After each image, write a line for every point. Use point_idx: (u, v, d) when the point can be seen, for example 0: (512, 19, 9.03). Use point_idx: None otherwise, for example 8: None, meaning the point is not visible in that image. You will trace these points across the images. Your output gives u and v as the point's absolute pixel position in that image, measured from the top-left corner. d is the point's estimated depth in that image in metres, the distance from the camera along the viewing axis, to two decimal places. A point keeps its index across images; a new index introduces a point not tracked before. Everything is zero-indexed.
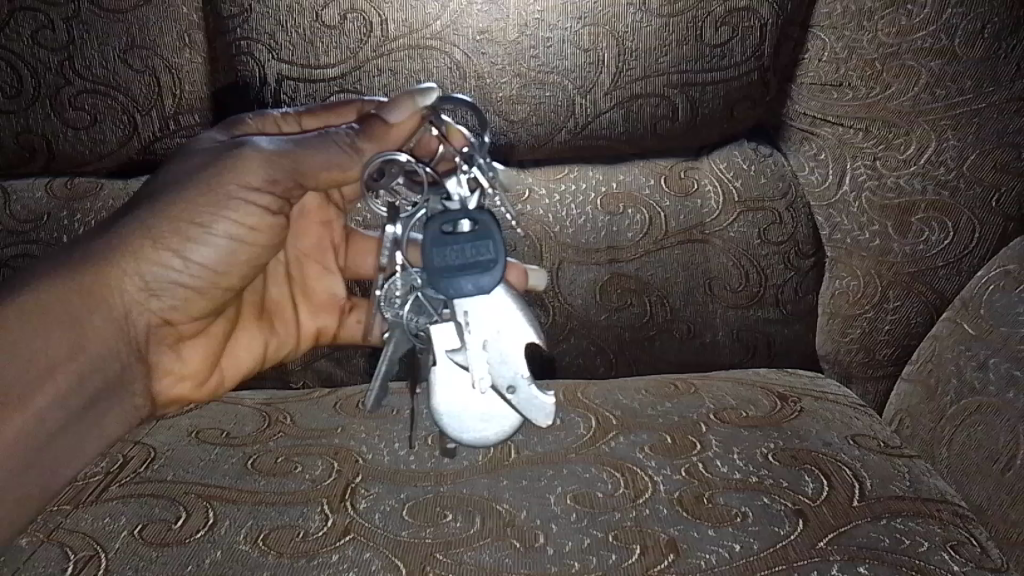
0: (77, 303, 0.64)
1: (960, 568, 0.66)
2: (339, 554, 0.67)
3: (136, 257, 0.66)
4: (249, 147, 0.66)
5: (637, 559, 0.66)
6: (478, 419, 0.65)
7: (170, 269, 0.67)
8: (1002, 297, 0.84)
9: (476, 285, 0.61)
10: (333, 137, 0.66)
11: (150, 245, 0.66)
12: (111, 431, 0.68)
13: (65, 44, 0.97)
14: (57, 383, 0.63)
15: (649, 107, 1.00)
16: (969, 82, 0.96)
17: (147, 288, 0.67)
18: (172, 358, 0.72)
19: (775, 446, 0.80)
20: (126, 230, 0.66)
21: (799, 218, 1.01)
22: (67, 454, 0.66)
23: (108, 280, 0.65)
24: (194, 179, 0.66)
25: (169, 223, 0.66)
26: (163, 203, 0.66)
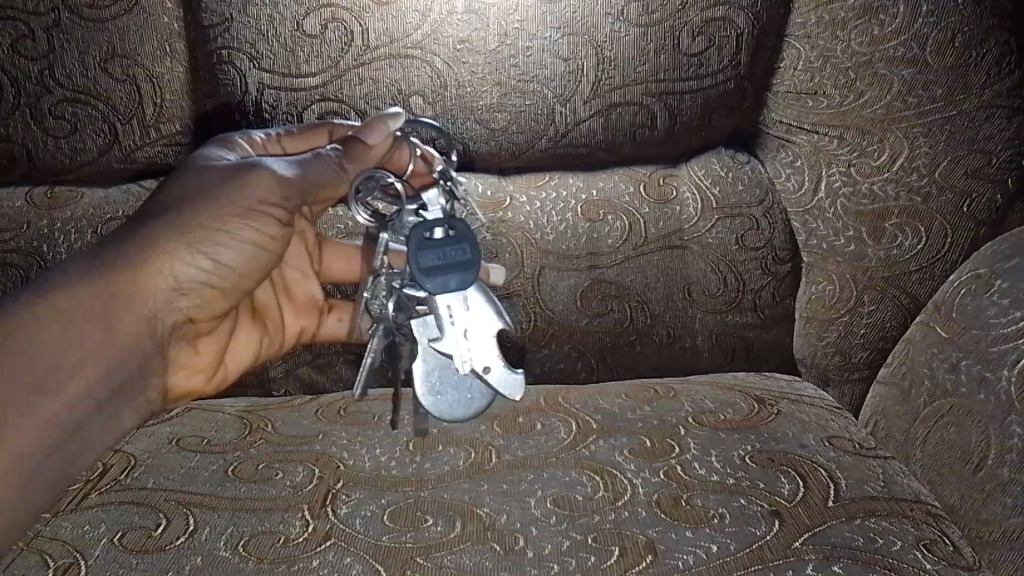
0: (96, 304, 0.61)
1: (932, 567, 0.67)
2: (319, 559, 0.67)
3: (160, 256, 0.64)
4: (260, 167, 0.66)
5: (616, 560, 0.67)
6: (457, 402, 0.67)
7: (198, 272, 0.66)
8: (973, 300, 0.85)
9: (459, 282, 0.63)
10: (324, 158, 0.69)
11: (178, 246, 0.64)
12: (127, 424, 0.67)
13: (45, 53, 0.98)
14: (70, 391, 0.61)
15: (628, 116, 1.02)
16: (940, 91, 0.98)
17: (177, 288, 0.66)
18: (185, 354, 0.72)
19: (753, 448, 0.81)
20: (160, 228, 0.64)
21: (776, 224, 1.03)
22: (86, 447, 0.63)
23: (130, 280, 0.63)
24: (218, 193, 0.65)
25: (202, 227, 0.65)
26: (189, 213, 0.65)
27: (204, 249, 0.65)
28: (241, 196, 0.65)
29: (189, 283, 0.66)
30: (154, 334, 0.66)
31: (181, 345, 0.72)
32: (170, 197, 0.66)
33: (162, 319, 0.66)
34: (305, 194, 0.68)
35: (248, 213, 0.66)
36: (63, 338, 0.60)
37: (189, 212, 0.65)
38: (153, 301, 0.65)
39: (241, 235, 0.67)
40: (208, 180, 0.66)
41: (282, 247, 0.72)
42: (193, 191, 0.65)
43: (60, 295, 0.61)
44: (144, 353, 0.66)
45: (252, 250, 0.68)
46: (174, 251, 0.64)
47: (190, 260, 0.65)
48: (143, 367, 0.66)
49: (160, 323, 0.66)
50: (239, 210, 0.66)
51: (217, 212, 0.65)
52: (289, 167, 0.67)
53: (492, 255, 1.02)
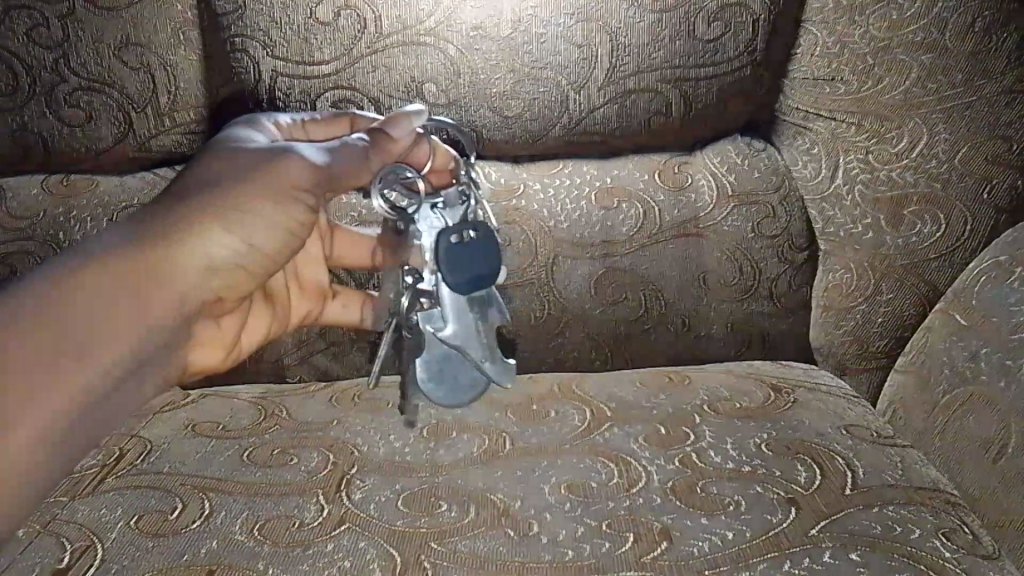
0: (139, 280, 0.58)
1: (952, 555, 0.66)
2: (334, 544, 0.67)
3: (199, 237, 0.61)
4: (293, 154, 0.64)
5: (631, 546, 0.66)
6: (452, 390, 0.67)
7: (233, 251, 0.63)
8: (993, 288, 0.84)
9: (476, 284, 0.63)
10: (353, 149, 0.67)
11: (218, 228, 0.62)
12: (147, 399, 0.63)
13: (60, 41, 0.98)
14: (109, 370, 0.57)
15: (643, 103, 1.01)
16: (960, 76, 0.96)
17: (210, 266, 0.63)
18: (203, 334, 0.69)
19: (768, 436, 0.81)
20: (200, 202, 0.61)
21: (793, 211, 1.03)
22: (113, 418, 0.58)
23: (170, 259, 0.60)
24: (255, 175, 0.63)
25: (241, 205, 0.62)
26: (228, 191, 0.62)
27: (238, 225, 0.63)
28: (276, 178, 0.63)
29: (219, 263, 0.64)
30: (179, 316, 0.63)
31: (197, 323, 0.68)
32: (203, 172, 0.62)
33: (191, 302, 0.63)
34: (331, 179, 0.66)
35: (281, 198, 0.64)
36: (107, 312, 0.56)
37: (229, 189, 0.62)
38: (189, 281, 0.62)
39: (272, 215, 0.64)
40: (245, 158, 0.63)
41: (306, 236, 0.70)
42: (230, 168, 0.63)
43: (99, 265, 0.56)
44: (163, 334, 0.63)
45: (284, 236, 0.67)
46: (216, 231, 0.62)
47: (227, 237, 0.63)
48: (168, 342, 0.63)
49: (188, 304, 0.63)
50: (272, 191, 0.63)
51: (255, 193, 0.63)
52: (321, 153, 0.65)
53: (506, 243, 1.02)
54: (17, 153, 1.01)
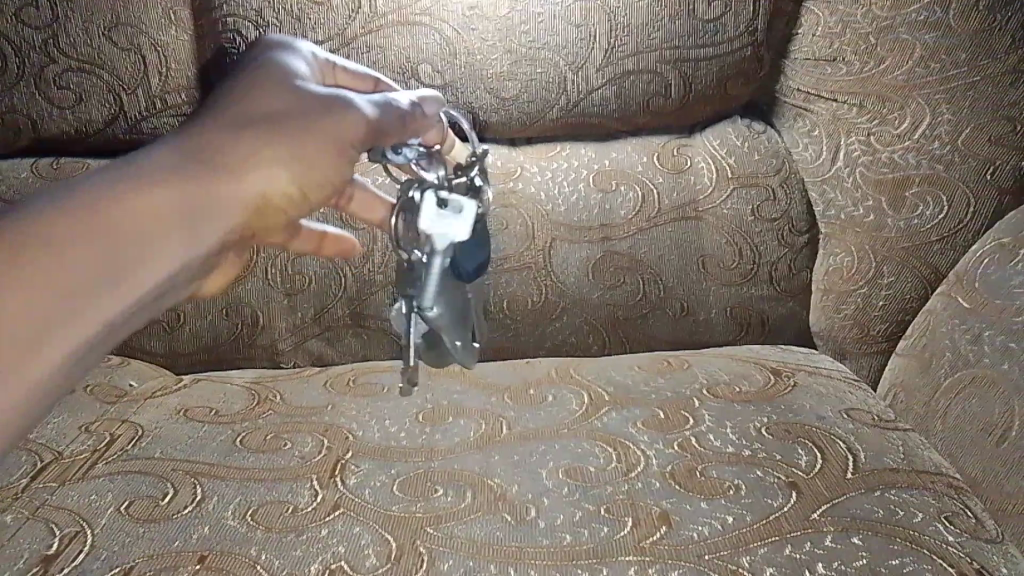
0: (160, 219, 0.46)
1: (955, 539, 0.65)
2: (328, 529, 0.66)
3: (245, 178, 0.50)
4: (350, 108, 0.54)
5: (629, 531, 0.65)
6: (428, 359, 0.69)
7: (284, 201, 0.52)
8: (996, 271, 0.83)
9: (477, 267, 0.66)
10: (399, 112, 0.58)
11: (266, 170, 0.50)
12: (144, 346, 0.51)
13: (50, 21, 0.96)
14: (105, 327, 0.45)
15: (641, 84, 0.99)
16: (964, 55, 0.94)
17: (256, 212, 0.51)
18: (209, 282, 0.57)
19: (768, 419, 0.80)
20: (265, 136, 0.51)
21: (793, 194, 1.02)
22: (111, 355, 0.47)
23: (206, 196, 0.48)
24: (311, 124, 0.52)
25: (303, 150, 0.52)
26: (281, 133, 0.51)
27: (291, 168, 0.52)
28: (330, 128, 0.53)
29: (265, 213, 0.52)
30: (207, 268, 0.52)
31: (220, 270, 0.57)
32: (256, 103, 0.52)
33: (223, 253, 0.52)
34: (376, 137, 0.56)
35: (337, 153, 0.54)
36: (112, 253, 0.44)
37: (283, 132, 0.51)
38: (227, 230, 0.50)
39: (321, 167, 0.53)
40: (305, 98, 0.53)
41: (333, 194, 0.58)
42: (287, 107, 0.52)
43: (113, 196, 0.45)
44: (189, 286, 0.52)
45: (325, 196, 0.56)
46: (262, 171, 0.50)
47: (278, 182, 0.51)
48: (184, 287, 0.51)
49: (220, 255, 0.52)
50: (327, 140, 0.53)
51: (311, 139, 0.52)
52: (374, 107, 0.55)
53: (502, 226, 1.00)
54: (6, 135, 1.00)
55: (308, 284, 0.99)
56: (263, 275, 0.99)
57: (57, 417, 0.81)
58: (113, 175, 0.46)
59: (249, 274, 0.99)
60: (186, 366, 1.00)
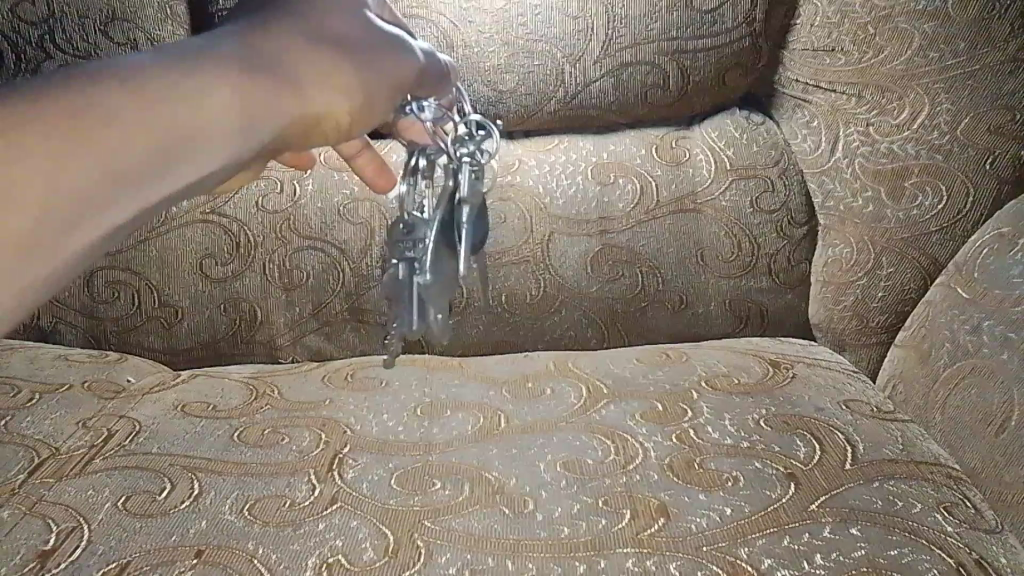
0: (205, 129, 0.41)
1: (953, 529, 0.65)
2: (325, 523, 0.66)
3: (301, 99, 0.44)
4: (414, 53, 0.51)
5: (627, 524, 0.65)
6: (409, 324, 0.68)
7: (338, 126, 0.47)
8: (996, 260, 0.83)
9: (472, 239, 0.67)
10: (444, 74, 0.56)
11: (322, 94, 0.45)
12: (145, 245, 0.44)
13: (46, 18, 0.96)
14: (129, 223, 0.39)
15: (639, 76, 0.99)
16: (963, 45, 0.93)
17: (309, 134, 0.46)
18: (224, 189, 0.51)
19: (767, 411, 0.79)
20: (338, 56, 0.46)
21: (792, 185, 1.02)
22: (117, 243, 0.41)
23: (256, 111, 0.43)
24: (383, 55, 0.48)
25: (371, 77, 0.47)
26: (340, 58, 0.46)
27: (344, 95, 0.46)
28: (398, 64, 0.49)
29: (311, 140, 0.47)
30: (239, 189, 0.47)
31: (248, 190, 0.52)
32: (324, 22, 0.47)
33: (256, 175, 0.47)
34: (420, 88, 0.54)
35: (391, 96, 0.49)
36: (149, 157, 0.39)
37: (356, 56, 0.47)
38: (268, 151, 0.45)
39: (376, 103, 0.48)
40: (374, 30, 0.49)
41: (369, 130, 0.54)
42: (355, 35, 0.48)
43: (159, 92, 0.40)
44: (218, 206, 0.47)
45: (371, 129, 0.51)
46: (316, 96, 0.45)
47: (331, 107, 0.46)
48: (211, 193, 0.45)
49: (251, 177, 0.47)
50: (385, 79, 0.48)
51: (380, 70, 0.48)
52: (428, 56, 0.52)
53: (500, 220, 1.00)
54: None
55: (306, 279, 0.99)
56: (261, 270, 0.99)
57: (55, 413, 0.81)
58: (157, 67, 0.41)
59: (247, 270, 0.99)
60: (185, 362, 1.00)
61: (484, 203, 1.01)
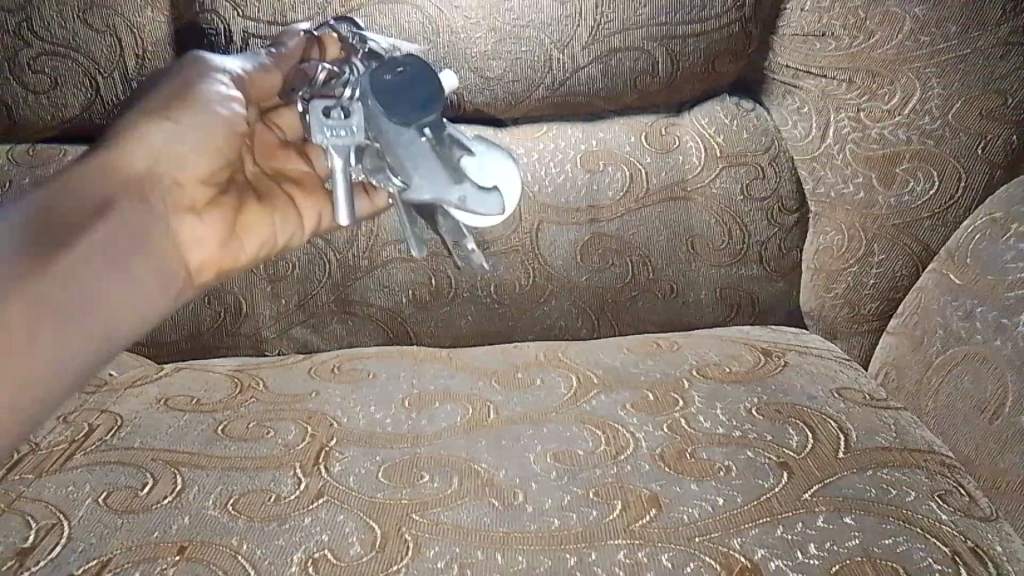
0: (82, 211, 0.57)
1: (948, 518, 0.65)
2: (311, 517, 0.65)
3: (145, 151, 0.62)
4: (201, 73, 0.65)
5: (619, 514, 0.64)
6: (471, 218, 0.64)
7: (211, 138, 0.64)
8: (988, 246, 0.82)
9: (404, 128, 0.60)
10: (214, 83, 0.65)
11: (157, 138, 0.62)
12: (133, 300, 0.59)
13: (23, 4, 0.92)
14: (85, 284, 0.55)
15: (628, 62, 0.97)
16: (954, 28, 0.92)
17: (167, 157, 0.63)
18: (192, 227, 0.65)
19: (759, 400, 0.78)
20: (143, 111, 0.63)
21: (782, 172, 1.00)
22: (93, 306, 0.56)
23: (98, 185, 0.59)
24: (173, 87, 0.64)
25: (177, 99, 0.63)
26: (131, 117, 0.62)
27: (180, 131, 0.63)
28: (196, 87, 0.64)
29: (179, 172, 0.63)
30: (162, 246, 0.62)
31: (213, 252, 0.66)
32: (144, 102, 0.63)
33: (163, 229, 0.62)
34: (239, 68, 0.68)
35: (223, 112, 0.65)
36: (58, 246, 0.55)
37: (161, 103, 0.63)
38: (137, 204, 0.61)
39: (202, 118, 0.63)
40: (174, 84, 0.64)
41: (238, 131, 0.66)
42: (163, 92, 0.64)
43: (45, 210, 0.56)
44: (167, 270, 0.63)
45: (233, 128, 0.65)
46: (130, 156, 0.61)
47: (164, 142, 0.62)
48: (142, 242, 0.60)
49: (160, 234, 0.62)
50: (175, 94, 0.63)
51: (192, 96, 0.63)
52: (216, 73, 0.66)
53: None
54: None
55: (290, 270, 0.98)
56: None
57: None
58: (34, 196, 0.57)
59: None
60: (168, 355, 0.99)
61: None
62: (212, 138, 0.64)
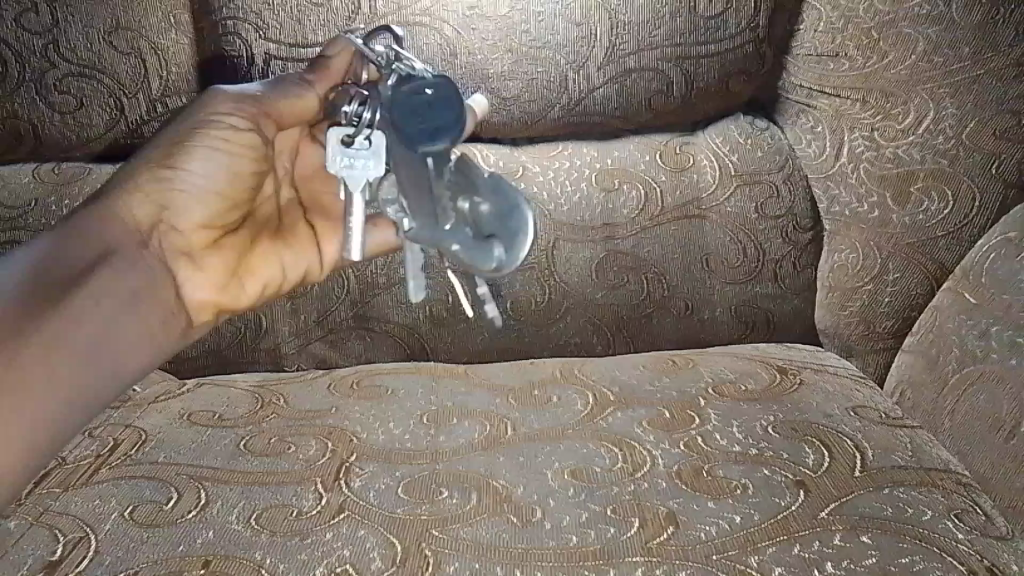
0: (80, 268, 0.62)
1: (964, 537, 0.65)
2: (332, 532, 0.66)
3: (145, 200, 0.65)
4: (215, 108, 0.65)
5: (636, 532, 0.65)
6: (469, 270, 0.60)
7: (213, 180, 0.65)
8: (1003, 265, 0.82)
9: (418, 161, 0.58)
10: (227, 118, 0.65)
11: (155, 187, 0.65)
12: (131, 349, 0.63)
13: (49, 26, 0.93)
14: (77, 342, 0.60)
15: (643, 82, 0.98)
16: (967, 49, 0.94)
17: (167, 205, 0.65)
18: (192, 271, 0.67)
19: (775, 418, 0.79)
20: (148, 158, 0.65)
21: (797, 191, 1.01)
22: (86, 360, 0.60)
23: (98, 237, 0.63)
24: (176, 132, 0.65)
25: (178, 146, 0.65)
26: (135, 168, 0.65)
27: (179, 179, 0.65)
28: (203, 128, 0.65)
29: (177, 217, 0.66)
30: (158, 293, 0.65)
31: (212, 294, 0.68)
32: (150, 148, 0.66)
33: (159, 276, 0.65)
34: (259, 96, 0.66)
35: (227, 154, 0.65)
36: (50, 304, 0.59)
37: (161, 151, 0.65)
38: (137, 254, 0.64)
39: (204, 163, 0.65)
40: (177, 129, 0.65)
41: (245, 169, 0.66)
42: (166, 138, 0.65)
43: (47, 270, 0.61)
44: (166, 315, 0.65)
45: (239, 168, 0.66)
46: (131, 207, 0.65)
47: (162, 190, 0.65)
48: (139, 291, 0.64)
49: (156, 281, 0.65)
50: (174, 141, 0.64)
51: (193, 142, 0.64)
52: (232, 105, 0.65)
53: None
54: (9, 141, 0.97)
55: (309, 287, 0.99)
56: None
57: None
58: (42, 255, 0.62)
59: None
60: (188, 371, 1.00)
61: None
62: (213, 184, 0.66)
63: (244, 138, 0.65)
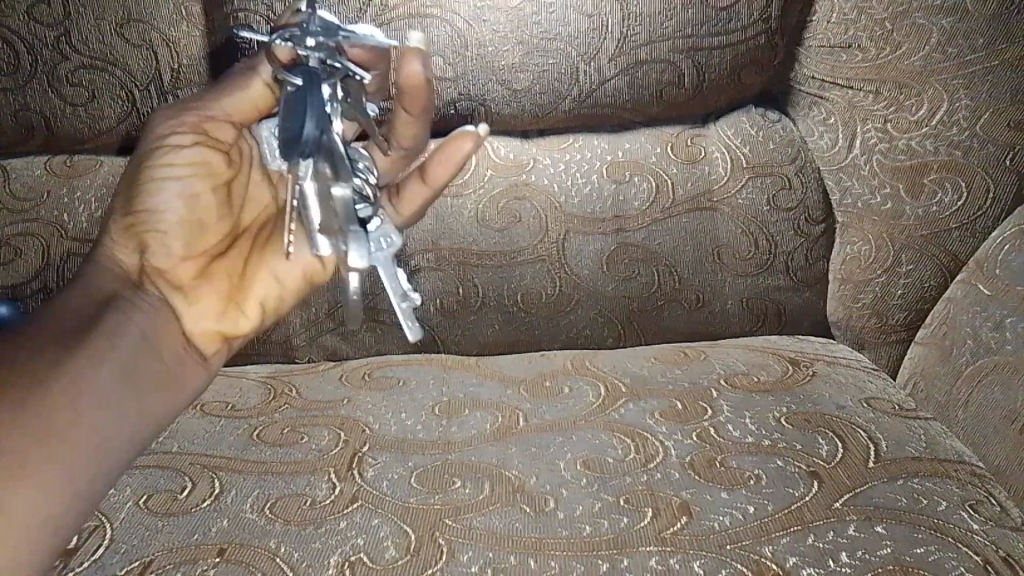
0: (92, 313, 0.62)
1: (980, 527, 0.65)
2: (346, 521, 0.66)
3: (133, 243, 0.65)
4: (160, 134, 0.64)
5: (649, 522, 0.65)
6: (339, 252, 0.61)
7: (182, 206, 0.64)
8: (1018, 255, 0.82)
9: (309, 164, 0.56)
10: (171, 140, 0.64)
11: (134, 230, 0.65)
12: (150, 388, 0.62)
13: (62, 18, 0.93)
14: (104, 380, 0.59)
15: (655, 74, 0.98)
16: (980, 40, 0.94)
17: (150, 243, 0.65)
18: (189, 303, 0.66)
19: (788, 410, 0.79)
20: (122, 202, 0.66)
21: (810, 183, 1.00)
22: (116, 398, 0.59)
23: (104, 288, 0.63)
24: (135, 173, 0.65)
25: (141, 186, 0.64)
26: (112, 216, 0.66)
27: (151, 216, 0.64)
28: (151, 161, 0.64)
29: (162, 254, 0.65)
30: (163, 331, 0.64)
31: (216, 322, 0.67)
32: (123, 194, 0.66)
33: (159, 315, 0.64)
34: (197, 104, 0.65)
35: (184, 179, 0.64)
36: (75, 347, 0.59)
37: (129, 194, 0.65)
38: (136, 295, 0.64)
39: (165, 194, 0.64)
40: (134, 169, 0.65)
41: (200, 186, 0.65)
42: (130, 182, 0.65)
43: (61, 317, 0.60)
44: (176, 353, 0.65)
45: (199, 185, 0.65)
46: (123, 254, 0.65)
47: (142, 231, 0.65)
48: (147, 331, 0.63)
49: (157, 319, 0.64)
50: (136, 184, 0.64)
51: (147, 177, 0.64)
52: (171, 126, 0.64)
53: (515, 219, 0.99)
54: (22, 135, 0.97)
55: None
56: None
57: None
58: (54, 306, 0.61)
59: None
60: None
61: (498, 201, 1.00)
62: (179, 212, 0.64)
63: (189, 155, 0.64)
